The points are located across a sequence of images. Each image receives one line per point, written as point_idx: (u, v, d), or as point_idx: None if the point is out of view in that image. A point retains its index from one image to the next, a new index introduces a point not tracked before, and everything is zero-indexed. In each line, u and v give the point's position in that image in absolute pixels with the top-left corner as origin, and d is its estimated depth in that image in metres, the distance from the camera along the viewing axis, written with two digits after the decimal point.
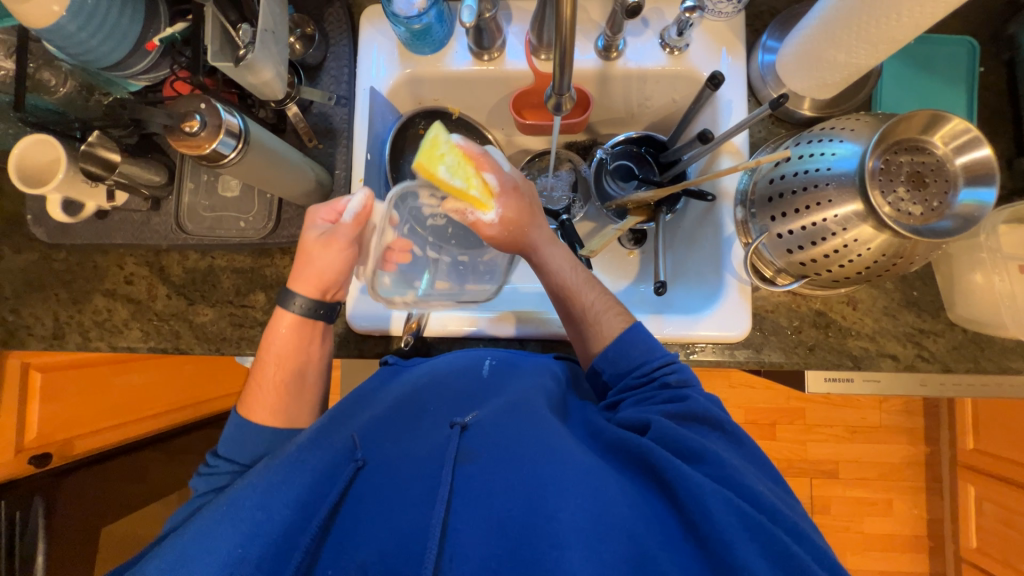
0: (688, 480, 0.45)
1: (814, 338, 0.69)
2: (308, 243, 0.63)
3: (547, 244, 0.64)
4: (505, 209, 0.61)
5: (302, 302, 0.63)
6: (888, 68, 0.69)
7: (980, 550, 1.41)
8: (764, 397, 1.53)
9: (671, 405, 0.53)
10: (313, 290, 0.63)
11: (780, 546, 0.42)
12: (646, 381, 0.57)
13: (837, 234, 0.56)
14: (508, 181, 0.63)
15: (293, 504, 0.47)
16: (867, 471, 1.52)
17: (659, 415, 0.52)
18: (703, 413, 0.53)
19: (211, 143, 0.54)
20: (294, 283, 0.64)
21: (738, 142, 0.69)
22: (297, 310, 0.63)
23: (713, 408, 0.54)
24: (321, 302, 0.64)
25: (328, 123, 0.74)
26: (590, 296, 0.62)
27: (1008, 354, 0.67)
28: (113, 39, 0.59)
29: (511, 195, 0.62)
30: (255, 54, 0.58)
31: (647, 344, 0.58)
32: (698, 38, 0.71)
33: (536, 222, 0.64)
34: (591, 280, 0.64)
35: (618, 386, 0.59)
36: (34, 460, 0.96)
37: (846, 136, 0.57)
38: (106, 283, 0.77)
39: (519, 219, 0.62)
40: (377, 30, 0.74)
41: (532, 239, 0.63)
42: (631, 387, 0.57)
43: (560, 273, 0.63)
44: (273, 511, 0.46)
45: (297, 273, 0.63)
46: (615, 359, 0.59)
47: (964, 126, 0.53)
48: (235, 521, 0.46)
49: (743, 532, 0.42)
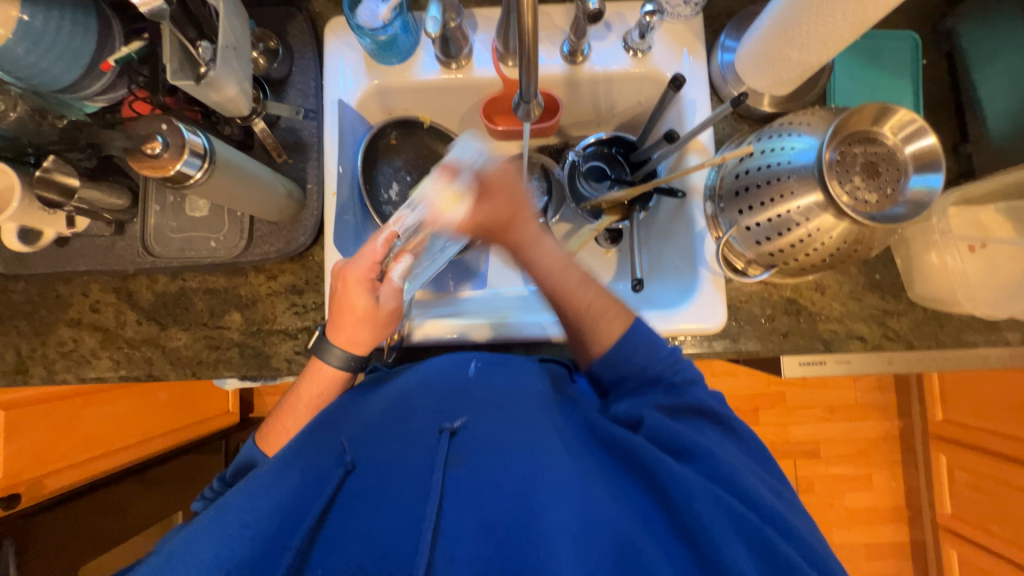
0: (677, 479, 0.46)
1: (787, 325, 0.71)
2: (359, 311, 0.56)
3: (531, 242, 0.59)
4: (477, 210, 0.59)
5: (342, 355, 0.58)
6: (839, 63, 0.73)
7: (954, 516, 1.46)
8: (746, 383, 1.57)
9: (668, 398, 0.55)
10: (355, 346, 0.58)
11: (765, 545, 0.44)
12: (651, 384, 0.57)
13: (800, 224, 0.59)
14: (482, 177, 0.60)
15: (282, 506, 0.47)
16: (846, 448, 1.58)
17: (654, 410, 0.54)
18: (699, 406, 0.55)
19: (175, 164, 0.53)
20: (334, 334, 0.58)
21: (704, 140, 0.72)
22: (336, 362, 0.58)
23: (706, 415, 0.56)
24: (355, 351, 0.58)
25: (297, 138, 0.74)
26: (586, 296, 0.58)
27: (966, 328, 0.71)
28: (66, 59, 0.57)
29: (486, 196, 0.59)
30: (217, 71, 0.57)
31: (651, 344, 0.57)
32: (660, 40, 0.73)
33: (522, 221, 0.59)
34: (587, 279, 0.59)
35: (615, 392, 0.60)
36: (2, 502, 0.89)
37: (803, 130, 0.59)
38: (70, 312, 0.74)
39: (499, 219, 0.59)
40: (342, 42, 0.73)
41: (518, 235, 0.59)
42: (631, 390, 0.58)
43: (553, 275, 0.59)
44: (262, 515, 0.46)
45: (346, 329, 0.57)
46: (612, 363, 0.57)
47: (910, 116, 0.56)
48: (221, 529, 0.45)
49: (730, 528, 0.44)
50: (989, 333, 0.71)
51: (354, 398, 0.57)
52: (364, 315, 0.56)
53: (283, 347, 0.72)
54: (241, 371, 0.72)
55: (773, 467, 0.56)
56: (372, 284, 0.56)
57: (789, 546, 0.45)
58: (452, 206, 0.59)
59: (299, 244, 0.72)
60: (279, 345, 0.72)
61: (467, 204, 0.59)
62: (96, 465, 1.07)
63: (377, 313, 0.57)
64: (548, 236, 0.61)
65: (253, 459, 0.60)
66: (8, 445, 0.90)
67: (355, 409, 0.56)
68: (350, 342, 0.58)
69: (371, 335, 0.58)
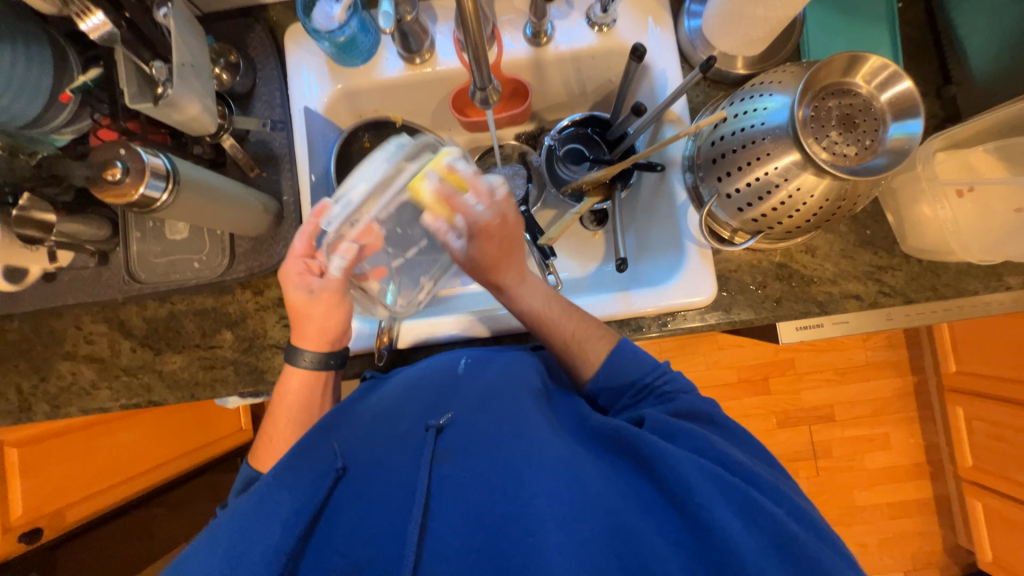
0: (664, 454, 0.46)
1: (779, 291, 0.70)
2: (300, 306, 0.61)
3: (514, 280, 0.62)
4: (472, 242, 0.60)
5: (312, 357, 0.62)
6: (810, 16, 0.71)
7: (976, 467, 1.44)
8: (753, 353, 1.55)
9: (665, 405, 0.55)
10: (318, 344, 0.62)
11: (775, 531, 0.42)
12: (644, 396, 0.57)
13: (780, 186, 0.57)
14: (480, 224, 0.59)
15: (274, 526, 0.46)
16: (861, 409, 1.56)
17: (657, 412, 0.53)
18: (695, 408, 0.54)
19: (138, 188, 0.51)
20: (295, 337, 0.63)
21: (677, 110, 0.70)
22: (308, 365, 0.62)
23: (704, 403, 0.55)
24: (330, 352, 0.63)
25: (268, 150, 0.73)
26: (569, 325, 0.61)
27: (964, 276, 0.69)
28: (25, 93, 0.57)
29: (484, 235, 0.60)
30: (175, 90, 0.56)
31: (635, 360, 0.58)
32: (624, 11, 0.71)
33: (503, 271, 0.62)
34: (569, 309, 0.61)
35: (606, 380, 0.59)
36: (25, 537, 0.92)
37: (774, 89, 0.58)
38: (65, 346, 0.74)
39: (488, 260, 0.61)
40: (304, 49, 0.73)
41: (501, 278, 0.62)
42: (629, 402, 0.58)
43: (534, 313, 0.61)
44: (253, 535, 0.45)
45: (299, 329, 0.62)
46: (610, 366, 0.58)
47: (882, 63, 0.54)
48: (213, 547, 0.45)
49: (720, 497, 0.43)
50: (989, 280, 0.69)
51: (346, 405, 0.58)
52: (304, 308, 0.61)
53: (276, 361, 0.72)
54: (237, 388, 0.73)
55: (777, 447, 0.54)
56: (305, 279, 0.61)
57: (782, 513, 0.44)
58: (449, 221, 0.58)
59: (280, 257, 0.71)
60: (272, 359, 0.72)
61: (462, 220, 0.58)
62: (117, 493, 1.08)
63: (316, 306, 0.61)
64: (531, 273, 0.63)
65: (253, 474, 0.60)
66: (25, 482, 0.92)
67: (352, 414, 0.56)
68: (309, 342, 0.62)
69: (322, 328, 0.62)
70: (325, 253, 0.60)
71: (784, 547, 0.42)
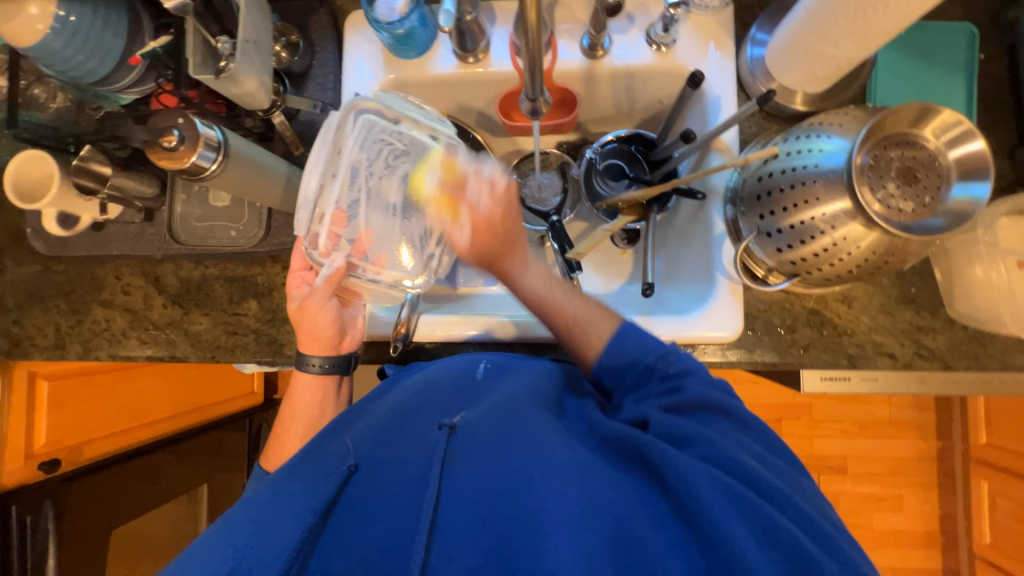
0: (674, 462, 0.45)
1: (808, 337, 0.67)
2: (296, 316, 0.65)
3: (521, 269, 0.59)
4: (474, 240, 0.58)
5: (320, 362, 0.66)
6: (882, 58, 0.68)
7: (994, 546, 1.37)
8: (770, 392, 1.50)
9: (668, 397, 0.52)
10: (330, 349, 0.67)
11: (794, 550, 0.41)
12: (644, 377, 0.55)
13: (825, 233, 0.55)
14: (481, 215, 0.58)
15: (289, 518, 0.47)
16: (876, 467, 1.49)
17: (656, 409, 0.52)
18: (699, 399, 0.51)
19: (191, 155, 0.53)
20: (305, 346, 0.66)
21: (727, 139, 0.68)
22: (315, 370, 0.67)
23: (712, 391, 0.52)
24: (336, 356, 0.67)
25: (315, 131, 0.75)
26: (571, 307, 0.58)
27: (1012, 349, 0.65)
28: (98, 52, 0.59)
29: (480, 227, 0.58)
30: (237, 65, 0.58)
31: (639, 339, 0.56)
32: (685, 32, 0.70)
33: (514, 252, 0.59)
34: (571, 291, 0.60)
35: (618, 388, 0.57)
36: (44, 466, 0.97)
37: (834, 131, 0.55)
38: (103, 294, 0.78)
39: (491, 252, 0.58)
40: (362, 36, 0.74)
41: (505, 264, 0.59)
42: (632, 383, 0.55)
43: (539, 298, 0.59)
44: (271, 529, 0.46)
45: (307, 337, 0.66)
46: (610, 364, 0.56)
47: (955, 118, 0.52)
48: (231, 535, 0.46)
49: (733, 510, 0.42)
50: None
51: (362, 407, 0.60)
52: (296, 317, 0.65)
53: (296, 336, 0.74)
54: (255, 357, 0.75)
55: (785, 460, 0.53)
56: (305, 282, 0.67)
57: (793, 524, 0.43)
58: (453, 216, 0.60)
59: None
60: (292, 334, 0.74)
61: (465, 213, 0.59)
62: (131, 437, 1.13)
63: (302, 315, 0.65)
64: (534, 257, 0.61)
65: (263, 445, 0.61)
66: (49, 414, 0.98)
67: (364, 416, 0.58)
68: (317, 346, 0.66)
69: (327, 330, 0.65)
70: (314, 257, 0.60)
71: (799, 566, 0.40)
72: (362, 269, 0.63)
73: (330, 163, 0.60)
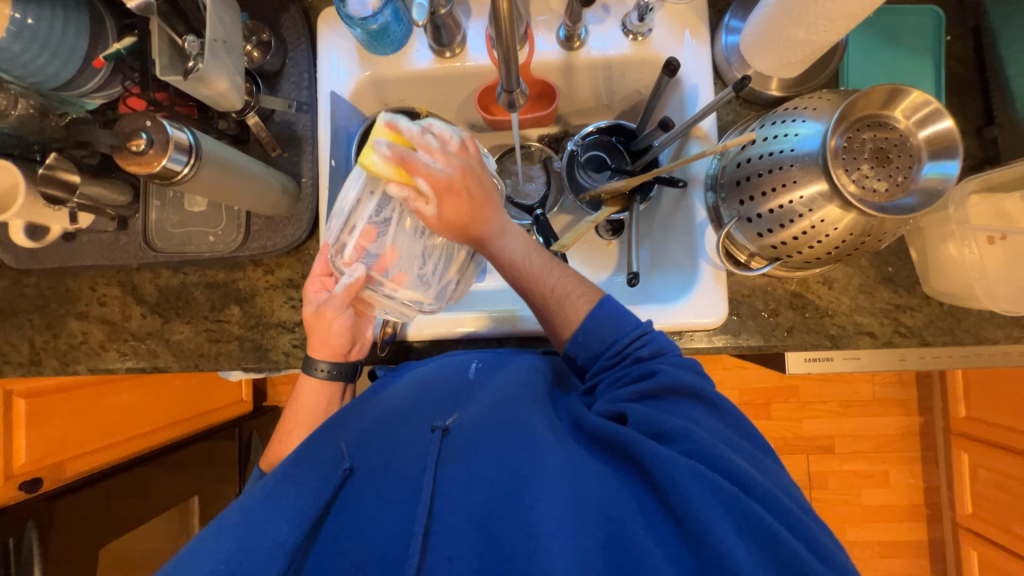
0: (663, 460, 0.45)
1: (791, 320, 0.68)
2: (309, 321, 0.64)
3: (499, 231, 0.56)
4: (442, 208, 0.52)
5: (326, 368, 0.65)
6: (854, 42, 0.69)
7: (976, 515, 1.42)
8: (757, 377, 1.53)
9: (643, 382, 0.52)
10: (337, 356, 0.65)
11: (783, 553, 0.41)
12: (621, 361, 0.55)
13: (803, 216, 0.56)
14: (441, 179, 0.51)
15: (278, 524, 0.46)
16: (862, 444, 1.53)
17: (629, 401, 0.52)
18: (678, 384, 0.51)
19: (161, 160, 0.52)
20: (313, 351, 0.65)
21: (706, 126, 0.69)
22: (322, 376, 0.65)
23: (689, 376, 0.52)
24: (343, 362, 0.66)
25: (291, 131, 0.73)
26: (550, 280, 0.57)
27: (986, 323, 0.67)
28: (60, 55, 0.58)
29: (446, 192, 0.51)
30: (206, 65, 0.56)
31: (617, 319, 0.56)
32: (661, 21, 0.70)
33: (487, 216, 0.54)
34: (551, 263, 0.59)
35: (592, 368, 0.57)
36: (25, 486, 0.93)
37: (808, 115, 0.56)
38: (79, 306, 0.76)
39: (462, 218, 0.53)
40: (335, 33, 0.73)
41: (482, 229, 0.55)
42: (609, 364, 0.56)
43: (515, 264, 0.57)
44: (261, 535, 0.46)
45: (319, 342, 0.64)
46: (586, 342, 0.56)
47: (924, 99, 0.53)
48: (222, 540, 0.46)
49: (721, 509, 0.42)
50: (1011, 329, 0.67)
51: (357, 404, 0.58)
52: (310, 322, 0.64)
53: (281, 341, 0.73)
54: (240, 363, 0.74)
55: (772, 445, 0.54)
56: (322, 286, 0.65)
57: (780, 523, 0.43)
58: (413, 186, 0.51)
59: (294, 238, 0.72)
60: (277, 338, 0.73)
61: (422, 181, 0.50)
62: (115, 452, 1.11)
63: (318, 321, 0.63)
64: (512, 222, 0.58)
65: None
66: (28, 432, 0.95)
67: (358, 414, 0.57)
68: (329, 353, 0.65)
69: (339, 338, 0.64)
70: (336, 264, 0.60)
71: (783, 563, 0.41)
72: (381, 284, 0.61)
73: (366, 178, 0.58)
